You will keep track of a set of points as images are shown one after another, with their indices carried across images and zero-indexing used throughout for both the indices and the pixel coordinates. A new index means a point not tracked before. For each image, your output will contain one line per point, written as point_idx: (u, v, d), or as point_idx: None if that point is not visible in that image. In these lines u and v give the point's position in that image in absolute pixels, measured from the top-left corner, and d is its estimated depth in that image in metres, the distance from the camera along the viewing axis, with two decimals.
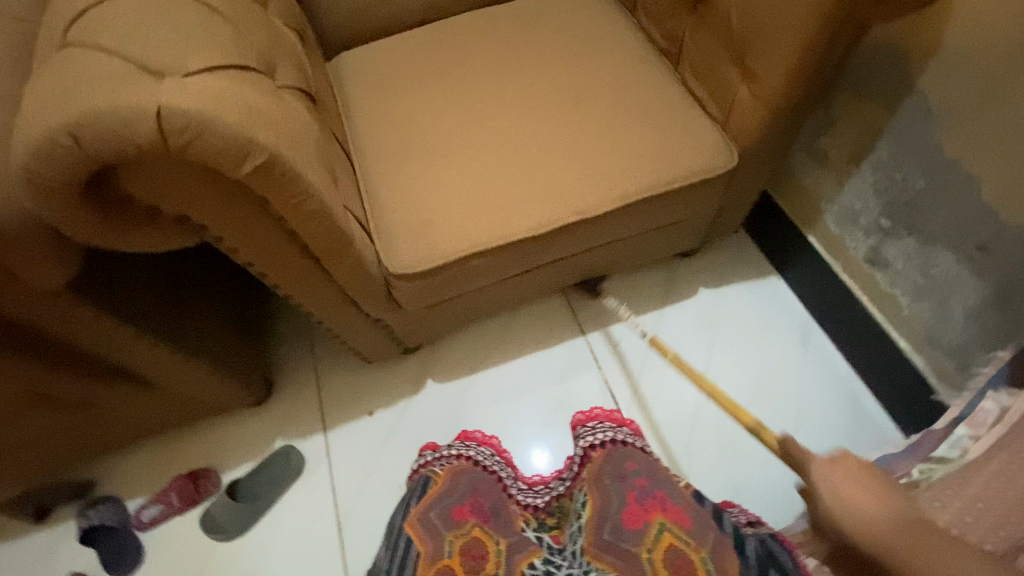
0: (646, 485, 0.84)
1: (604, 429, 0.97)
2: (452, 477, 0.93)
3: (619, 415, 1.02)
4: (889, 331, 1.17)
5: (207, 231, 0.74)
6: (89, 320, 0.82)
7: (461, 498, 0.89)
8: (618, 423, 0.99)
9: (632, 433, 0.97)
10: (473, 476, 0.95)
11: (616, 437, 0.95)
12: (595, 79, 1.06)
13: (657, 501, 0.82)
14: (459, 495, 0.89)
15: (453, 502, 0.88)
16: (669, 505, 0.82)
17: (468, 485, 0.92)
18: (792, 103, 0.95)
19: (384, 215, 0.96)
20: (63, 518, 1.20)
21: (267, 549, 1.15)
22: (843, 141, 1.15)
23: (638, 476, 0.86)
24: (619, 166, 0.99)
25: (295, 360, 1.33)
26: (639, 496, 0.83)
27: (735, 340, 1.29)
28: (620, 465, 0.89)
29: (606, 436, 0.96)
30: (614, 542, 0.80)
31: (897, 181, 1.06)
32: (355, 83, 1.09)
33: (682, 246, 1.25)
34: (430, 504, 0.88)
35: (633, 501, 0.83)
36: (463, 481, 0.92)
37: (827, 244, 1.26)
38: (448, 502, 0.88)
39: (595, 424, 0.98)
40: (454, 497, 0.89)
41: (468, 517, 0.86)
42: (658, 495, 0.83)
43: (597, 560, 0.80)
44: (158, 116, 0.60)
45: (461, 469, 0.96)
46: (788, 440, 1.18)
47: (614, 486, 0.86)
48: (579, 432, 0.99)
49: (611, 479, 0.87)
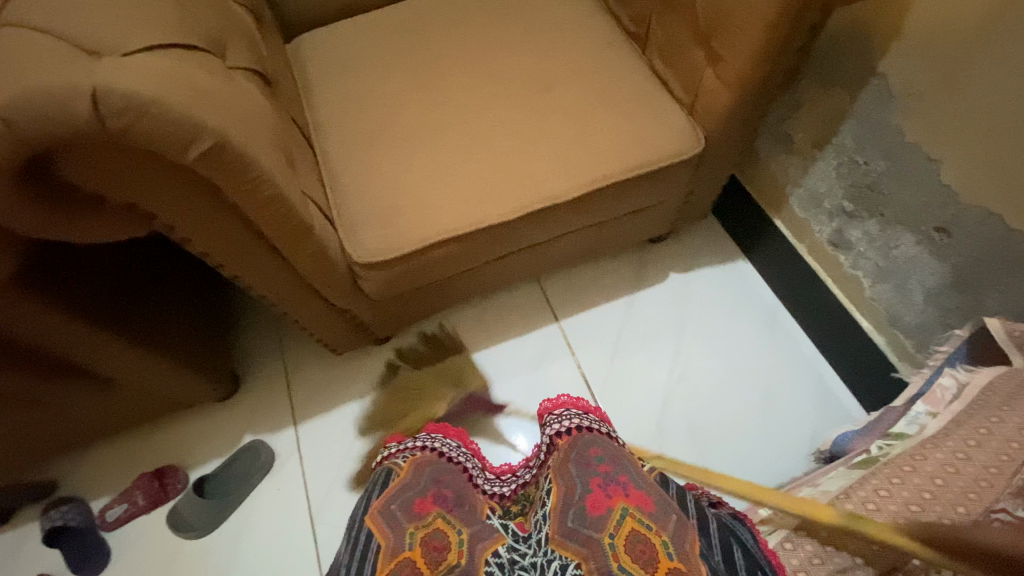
0: (609, 470, 0.85)
1: (570, 415, 0.95)
2: (415, 469, 0.92)
3: (586, 402, 1.00)
4: (852, 313, 1.19)
5: (160, 221, 0.71)
6: (36, 316, 0.78)
7: (423, 490, 0.88)
8: (583, 410, 0.96)
9: (598, 420, 0.95)
10: (437, 467, 0.94)
11: (582, 423, 0.93)
12: (563, 63, 1.05)
13: (620, 487, 0.83)
14: (422, 487, 0.89)
15: (415, 494, 0.87)
16: (631, 490, 0.82)
17: (431, 477, 0.91)
18: (758, 87, 0.95)
19: (348, 202, 0.93)
20: (24, 521, 1.15)
21: (239, 544, 1.14)
22: (807, 126, 1.16)
23: (602, 462, 0.86)
24: (587, 151, 0.98)
25: (264, 355, 1.30)
26: (602, 482, 0.83)
27: (705, 325, 1.31)
28: (584, 451, 0.88)
29: (571, 423, 0.94)
30: (578, 528, 0.80)
31: (860, 164, 1.07)
32: (315, 67, 1.06)
33: (652, 230, 1.26)
34: (389, 497, 0.87)
35: (596, 487, 0.83)
36: (426, 474, 0.91)
37: (792, 227, 1.27)
38: (409, 495, 0.87)
39: (562, 411, 0.96)
40: (415, 490, 0.88)
41: (430, 508, 0.85)
42: (621, 480, 0.83)
43: (561, 548, 0.80)
44: (94, 99, 0.57)
45: (423, 461, 0.94)
46: (756, 424, 1.21)
47: (577, 472, 0.85)
48: (546, 420, 0.97)
49: (575, 466, 0.86)
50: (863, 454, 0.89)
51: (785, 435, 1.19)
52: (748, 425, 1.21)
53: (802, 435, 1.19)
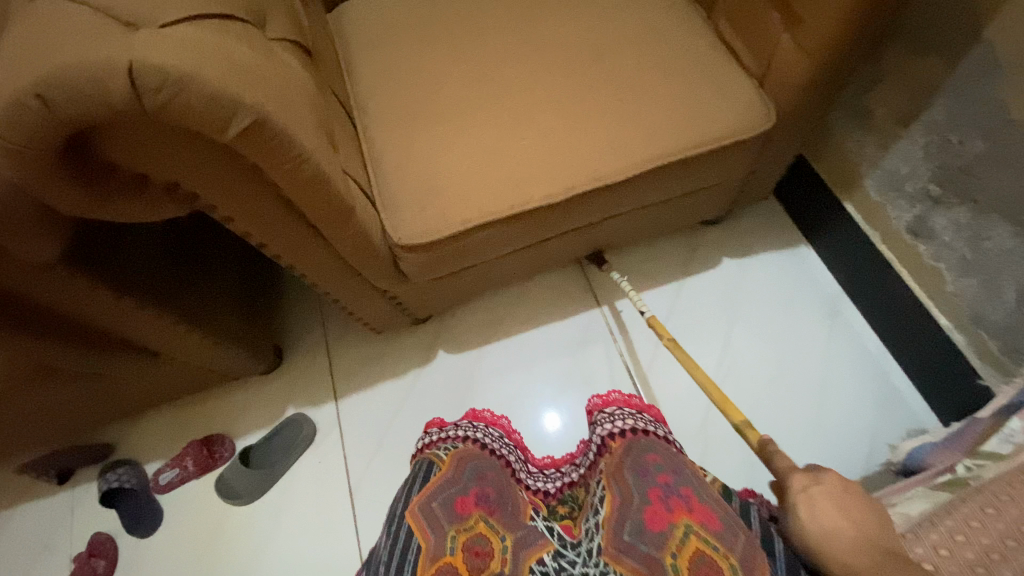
0: (669, 481, 0.79)
1: (623, 415, 0.91)
2: (456, 464, 0.89)
3: (639, 400, 0.94)
4: (929, 308, 1.09)
5: (201, 200, 0.70)
6: (86, 292, 0.78)
7: (465, 487, 0.84)
8: (637, 409, 0.92)
9: (653, 421, 0.90)
10: (478, 463, 0.90)
11: (636, 425, 0.89)
12: (619, 30, 0.97)
13: (682, 500, 0.77)
14: (463, 485, 0.85)
15: (456, 492, 0.84)
16: (695, 505, 0.76)
17: (473, 472, 0.88)
18: (842, 56, 0.85)
19: (388, 181, 0.90)
20: (83, 480, 1.21)
21: (282, 513, 1.17)
22: (890, 100, 1.04)
23: (660, 471, 0.81)
24: (642, 128, 0.91)
25: (307, 329, 1.31)
26: (663, 494, 0.78)
27: (759, 315, 1.23)
28: (642, 458, 0.83)
29: (625, 424, 0.89)
30: (635, 543, 0.76)
31: (953, 144, 0.95)
32: (356, 36, 1.01)
33: (707, 212, 1.18)
34: (431, 494, 0.83)
35: (656, 500, 0.78)
36: (468, 470, 0.88)
37: (866, 212, 1.16)
38: (450, 492, 0.84)
39: (614, 410, 0.92)
40: (457, 487, 0.84)
41: (471, 509, 0.82)
42: (683, 493, 0.78)
43: (616, 563, 0.76)
44: (130, 74, 0.54)
45: (466, 455, 0.91)
46: (810, 422, 1.14)
47: (635, 482, 0.80)
48: (596, 419, 0.93)
49: (632, 474, 0.81)
50: (948, 475, 0.78)
51: (842, 437, 1.12)
52: (802, 423, 1.14)
53: (861, 438, 1.12)
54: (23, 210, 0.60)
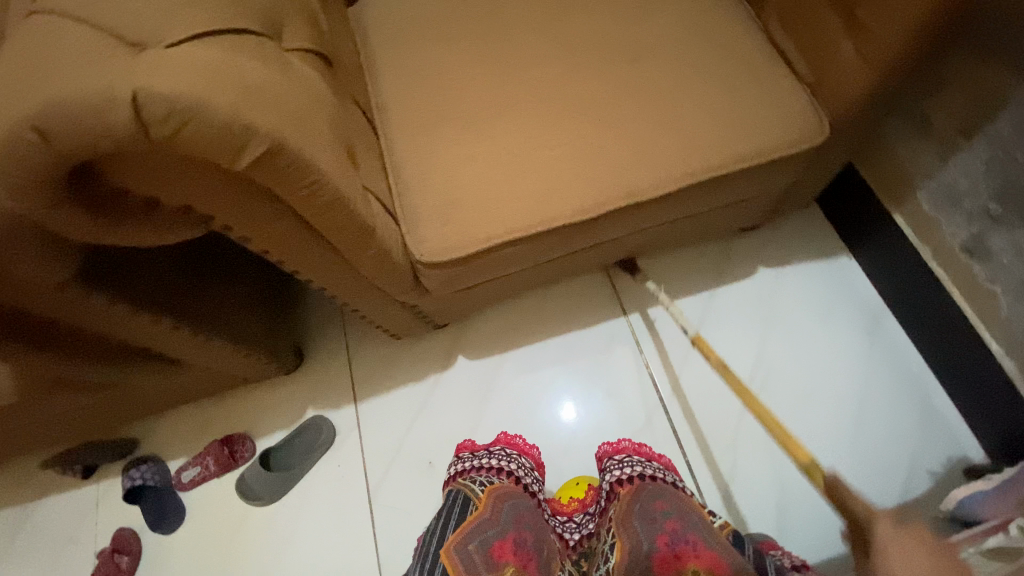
0: (677, 527, 0.80)
1: (632, 463, 0.93)
2: (493, 502, 0.89)
3: (648, 450, 0.98)
4: (980, 332, 1.01)
5: (215, 222, 0.66)
6: (103, 310, 0.77)
7: (502, 532, 0.84)
8: (647, 457, 0.95)
9: (662, 469, 0.93)
10: (514, 502, 0.90)
11: (645, 471, 0.91)
12: (658, 28, 0.90)
13: (690, 547, 0.77)
14: (500, 527, 0.84)
15: (493, 535, 0.83)
16: (702, 549, 0.76)
17: (510, 513, 0.87)
18: (904, 67, 0.77)
19: (410, 192, 0.85)
20: (106, 476, 1.23)
21: (301, 516, 1.17)
22: (952, 108, 0.95)
23: (668, 517, 0.82)
24: (682, 138, 0.85)
25: (328, 330, 1.30)
26: (670, 540, 0.79)
27: (795, 329, 1.17)
28: (649, 504, 0.85)
29: (633, 471, 0.91)
30: None
31: (1016, 162, 0.87)
32: (377, 34, 0.96)
33: (745, 220, 1.11)
34: (466, 536, 0.83)
35: (664, 546, 0.79)
36: (504, 510, 0.88)
37: (918, 227, 1.08)
38: (486, 536, 0.83)
39: (623, 458, 0.95)
40: (494, 530, 0.84)
41: (508, 559, 0.80)
42: (690, 538, 0.78)
43: None
44: (134, 105, 0.51)
45: (503, 493, 0.91)
46: (846, 447, 1.08)
47: (643, 528, 0.82)
48: (606, 466, 0.95)
49: (640, 520, 0.83)
50: (999, 538, 0.73)
51: (879, 462, 1.06)
52: (837, 446, 1.08)
53: (898, 464, 1.06)
54: (28, 241, 0.58)
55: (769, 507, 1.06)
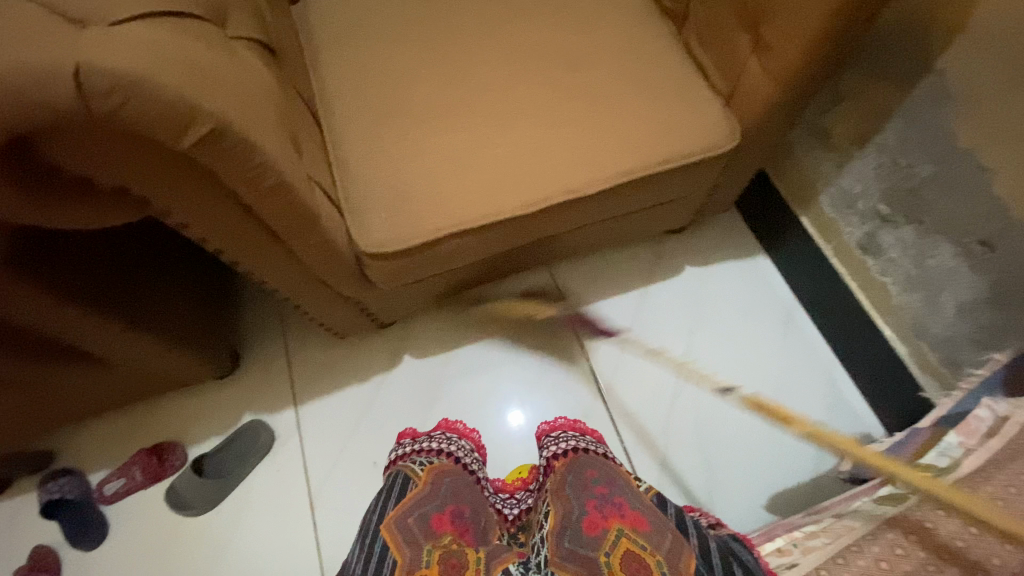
0: (606, 492, 0.85)
1: (566, 438, 0.98)
2: (433, 479, 0.91)
3: (582, 425, 1.03)
4: (875, 319, 1.15)
5: (153, 206, 0.66)
6: (24, 300, 0.73)
7: (441, 505, 0.86)
8: (581, 431, 1.00)
9: (595, 441, 0.98)
10: (453, 479, 0.93)
11: (578, 445, 0.96)
12: (591, 40, 0.97)
13: (616, 508, 0.82)
14: (439, 501, 0.87)
15: (433, 508, 0.85)
16: (627, 510, 0.82)
17: (449, 488, 0.90)
18: (804, 81, 0.88)
19: (356, 185, 0.87)
20: (20, 491, 1.14)
21: (238, 524, 1.12)
22: (847, 122, 1.09)
23: (598, 484, 0.87)
24: (613, 140, 0.92)
25: (266, 333, 1.27)
26: (598, 503, 0.83)
27: (718, 322, 1.26)
28: (582, 473, 0.89)
29: (567, 445, 0.96)
30: (575, 549, 0.80)
31: (902, 167, 1.01)
32: (322, 32, 0.98)
33: (672, 223, 1.21)
34: (407, 509, 0.85)
35: (592, 508, 0.83)
36: (443, 487, 0.90)
37: (820, 227, 1.22)
38: (426, 508, 0.85)
39: (559, 434, 1.00)
40: (434, 503, 0.86)
41: (446, 529, 0.83)
42: (617, 502, 0.83)
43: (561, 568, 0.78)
44: (77, 77, 0.51)
45: (443, 470, 0.94)
46: (766, 429, 1.18)
47: (574, 495, 0.86)
48: (545, 442, 1.00)
49: (572, 490, 0.87)
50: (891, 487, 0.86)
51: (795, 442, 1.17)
52: (757, 428, 1.18)
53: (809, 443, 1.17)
54: None
55: (700, 488, 1.14)
